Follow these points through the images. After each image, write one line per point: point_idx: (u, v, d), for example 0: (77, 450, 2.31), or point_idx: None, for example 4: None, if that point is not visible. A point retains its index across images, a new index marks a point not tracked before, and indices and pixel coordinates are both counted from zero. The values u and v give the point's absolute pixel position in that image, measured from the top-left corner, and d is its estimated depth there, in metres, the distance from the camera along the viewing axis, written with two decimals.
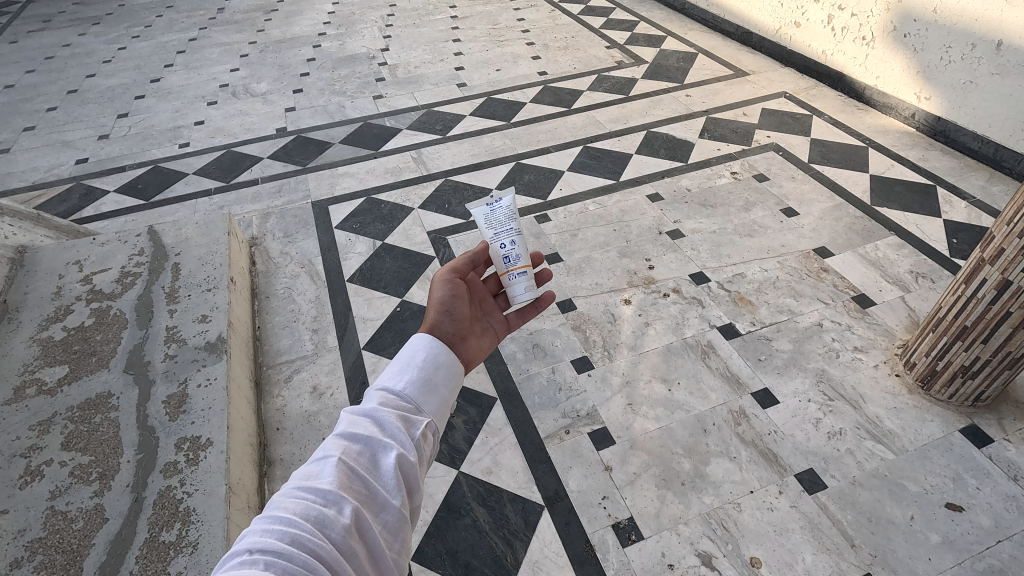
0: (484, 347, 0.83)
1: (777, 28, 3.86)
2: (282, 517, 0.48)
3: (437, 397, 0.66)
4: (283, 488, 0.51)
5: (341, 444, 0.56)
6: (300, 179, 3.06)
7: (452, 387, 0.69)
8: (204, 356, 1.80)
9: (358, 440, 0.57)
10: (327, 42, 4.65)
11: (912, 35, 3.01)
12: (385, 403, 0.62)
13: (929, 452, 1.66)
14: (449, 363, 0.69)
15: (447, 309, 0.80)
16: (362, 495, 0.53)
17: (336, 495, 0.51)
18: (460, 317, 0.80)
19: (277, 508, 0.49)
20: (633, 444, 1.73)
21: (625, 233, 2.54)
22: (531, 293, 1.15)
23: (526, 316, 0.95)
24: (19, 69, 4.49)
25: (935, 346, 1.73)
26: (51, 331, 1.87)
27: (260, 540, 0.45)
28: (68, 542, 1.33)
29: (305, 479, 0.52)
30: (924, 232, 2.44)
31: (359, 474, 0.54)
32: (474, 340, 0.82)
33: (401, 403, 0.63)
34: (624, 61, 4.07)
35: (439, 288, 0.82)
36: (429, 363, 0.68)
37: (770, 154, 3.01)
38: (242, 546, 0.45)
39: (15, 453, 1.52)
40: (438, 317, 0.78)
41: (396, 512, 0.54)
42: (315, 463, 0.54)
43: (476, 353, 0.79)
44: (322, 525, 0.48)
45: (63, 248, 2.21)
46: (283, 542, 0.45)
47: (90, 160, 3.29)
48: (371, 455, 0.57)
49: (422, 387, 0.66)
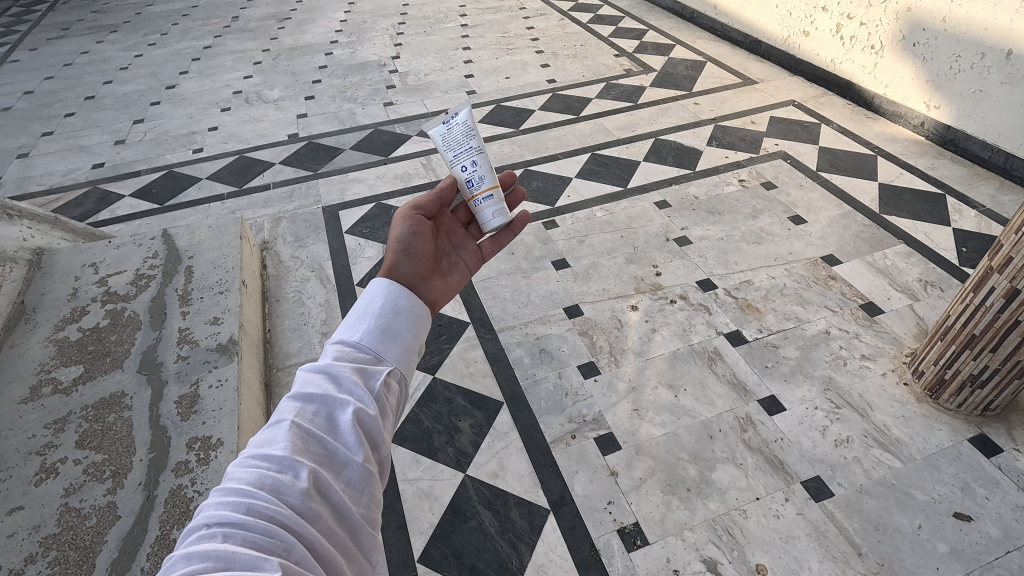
0: (450, 284, 0.85)
1: (785, 37, 3.88)
2: (237, 487, 0.48)
3: (398, 344, 0.65)
4: (238, 458, 0.51)
5: (296, 407, 0.55)
6: (311, 185, 3.10)
7: (415, 331, 0.67)
8: (215, 358, 1.83)
9: (313, 401, 0.56)
10: (339, 50, 4.72)
11: (921, 44, 3.01)
12: (341, 357, 0.61)
13: (937, 461, 1.65)
14: (410, 307, 0.68)
15: (407, 248, 0.79)
16: (320, 457, 0.53)
17: (291, 460, 0.50)
18: (420, 256, 0.80)
19: (232, 478, 0.49)
20: (639, 449, 1.73)
21: (632, 240, 2.55)
22: (501, 217, 1.12)
23: (499, 244, 0.97)
24: (39, 76, 4.58)
25: (943, 354, 1.73)
26: (66, 332, 1.91)
27: (215, 513, 0.46)
28: (81, 538, 1.36)
29: (259, 447, 0.52)
30: (933, 241, 2.44)
31: (315, 435, 0.54)
32: (438, 278, 0.83)
33: (358, 355, 0.62)
34: (632, 69, 4.10)
35: (399, 228, 0.81)
36: (387, 311, 0.66)
37: (778, 161, 3.01)
38: (199, 520, 0.45)
39: (31, 451, 1.55)
40: (397, 256, 0.78)
41: (359, 469, 0.54)
42: (270, 429, 0.53)
43: (441, 293, 0.81)
44: (279, 490, 0.48)
45: (79, 250, 2.25)
46: (239, 513, 0.46)
47: (106, 165, 3.36)
48: (328, 415, 0.56)
49: (379, 335, 0.64)
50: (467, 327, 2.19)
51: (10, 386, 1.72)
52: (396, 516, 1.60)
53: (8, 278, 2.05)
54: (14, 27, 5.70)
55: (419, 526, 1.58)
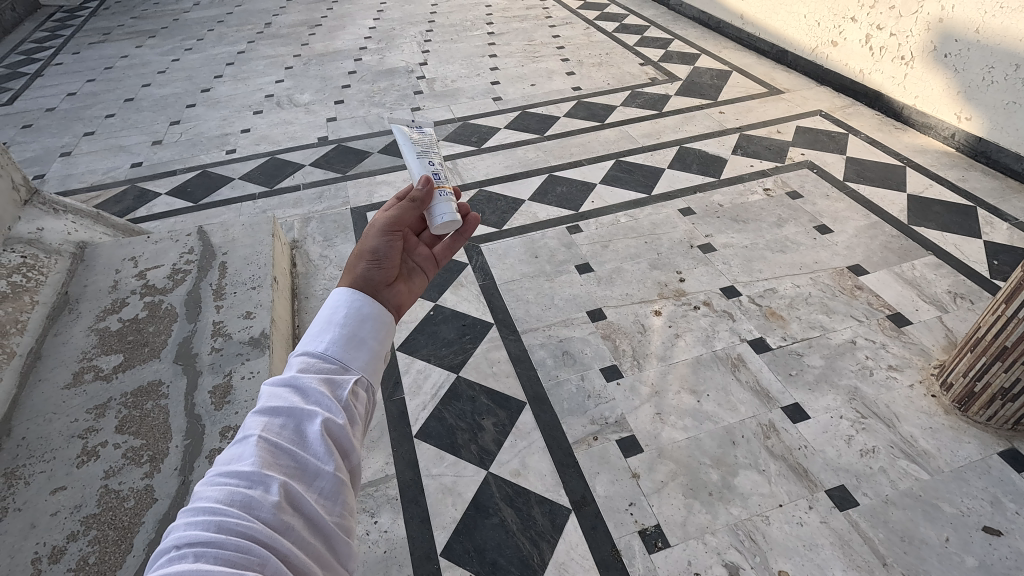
0: (415, 290, 0.79)
1: (813, 47, 3.86)
2: (205, 506, 0.48)
3: (365, 351, 0.65)
4: (205, 478, 0.51)
5: (263, 422, 0.56)
6: (339, 187, 3.17)
7: (380, 338, 0.67)
8: (247, 350, 1.89)
9: (280, 415, 0.57)
10: (368, 56, 4.82)
11: (952, 55, 2.98)
12: (306, 370, 0.62)
13: (965, 474, 1.63)
14: (374, 314, 0.67)
15: (375, 255, 0.74)
16: (290, 469, 0.54)
17: (260, 475, 0.51)
18: (389, 261, 0.75)
19: (201, 497, 0.49)
20: (661, 452, 1.74)
21: (656, 246, 2.56)
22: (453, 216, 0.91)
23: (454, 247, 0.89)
24: (81, 79, 4.76)
25: (973, 366, 1.71)
26: (108, 322, 1.99)
27: (184, 533, 0.46)
28: (120, 519, 1.41)
29: (227, 464, 0.52)
30: (962, 253, 2.41)
31: (284, 448, 0.55)
32: (403, 283, 0.77)
33: (324, 365, 0.62)
34: (657, 78, 4.12)
35: (371, 237, 0.76)
36: (351, 319, 0.66)
37: (804, 171, 3.00)
38: (168, 542, 0.46)
39: (74, 434, 1.61)
40: (363, 263, 0.73)
41: (331, 478, 0.55)
42: (237, 445, 0.54)
43: (405, 299, 0.75)
44: (250, 506, 0.49)
45: (119, 244, 2.34)
46: (209, 531, 0.46)
47: (144, 164, 3.47)
48: (296, 426, 0.57)
49: (345, 343, 0.64)
50: (491, 328, 2.21)
51: (55, 371, 1.80)
52: (419, 511, 1.63)
53: (53, 269, 2.14)
54: (59, 32, 5.94)
55: (442, 520, 1.61)
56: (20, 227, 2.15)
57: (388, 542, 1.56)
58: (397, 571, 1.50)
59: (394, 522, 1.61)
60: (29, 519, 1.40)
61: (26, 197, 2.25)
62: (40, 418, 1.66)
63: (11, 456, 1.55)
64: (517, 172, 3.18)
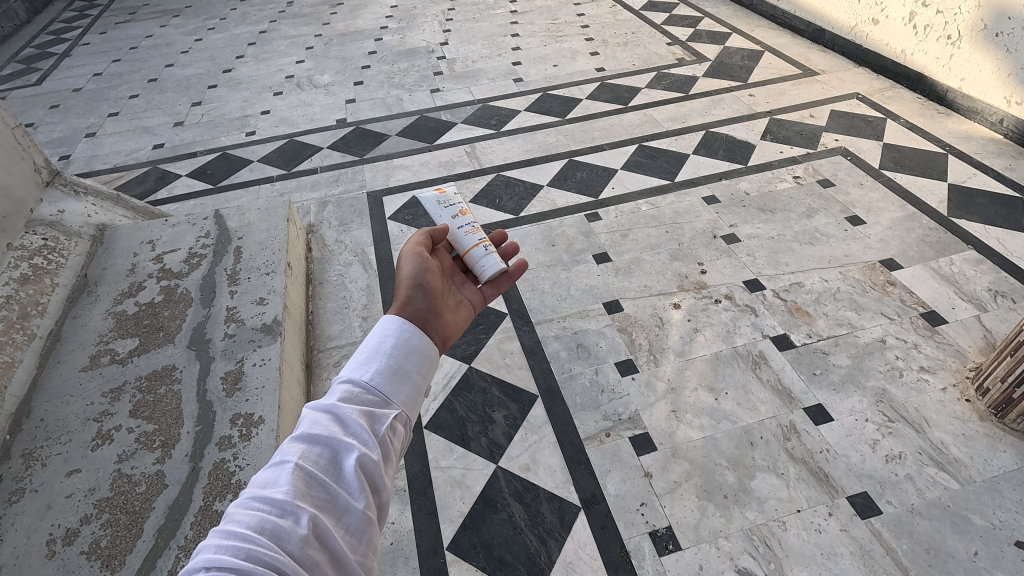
0: (461, 320, 0.81)
1: (853, 25, 3.66)
2: (237, 531, 0.47)
3: (407, 385, 0.64)
4: (238, 500, 0.50)
5: (300, 448, 0.54)
6: (357, 170, 3.15)
7: (424, 372, 0.66)
8: (259, 337, 1.89)
9: (318, 442, 0.55)
10: (389, 36, 4.75)
11: (1004, 34, 2.78)
12: (350, 398, 0.60)
13: (1000, 485, 1.54)
14: (421, 347, 0.67)
15: (420, 281, 0.76)
16: (321, 501, 0.52)
17: (292, 505, 0.49)
18: (431, 287, 0.76)
19: (232, 520, 0.48)
20: (675, 452, 1.69)
21: (677, 236, 2.48)
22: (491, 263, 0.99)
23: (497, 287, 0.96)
24: (107, 59, 4.79)
25: (1012, 372, 1.60)
26: (124, 305, 2.00)
27: (214, 556, 0.44)
28: (132, 503, 1.43)
29: (262, 487, 0.51)
30: (1006, 248, 2.27)
31: (318, 479, 0.53)
32: (449, 314, 0.79)
33: (366, 396, 0.61)
34: (685, 59, 3.97)
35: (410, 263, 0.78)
36: (398, 350, 0.65)
37: (838, 158, 2.86)
38: (198, 562, 0.44)
39: (89, 417, 1.63)
40: (408, 289, 0.75)
41: (360, 515, 0.53)
42: (273, 469, 0.52)
43: (452, 330, 0.77)
44: (279, 537, 0.47)
45: (138, 227, 2.35)
46: (238, 557, 0.44)
47: (165, 146, 3.50)
48: (331, 455, 0.55)
49: (390, 375, 0.63)
50: (505, 318, 2.18)
51: (73, 354, 1.82)
52: (427, 504, 1.62)
53: (74, 251, 2.16)
54: (87, 11, 5.98)
55: (449, 514, 1.59)
56: (42, 209, 2.18)
57: (395, 534, 1.55)
58: (402, 564, 1.48)
59: (401, 514, 1.60)
60: (45, 501, 1.43)
61: (48, 179, 2.27)
62: (58, 400, 1.68)
63: (29, 437, 1.58)
64: (536, 157, 3.10)
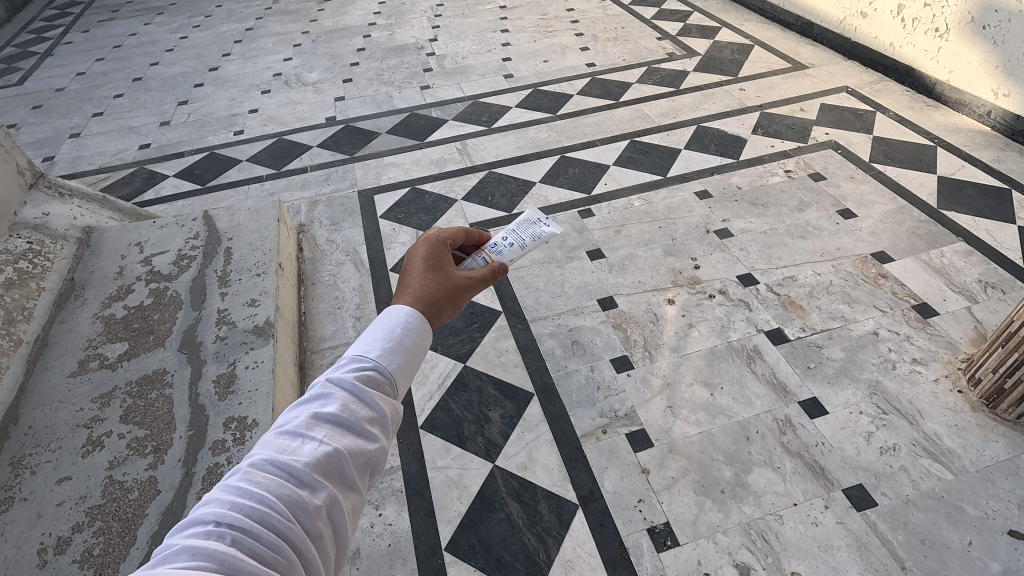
0: None
1: (842, 19, 3.67)
2: (253, 492, 0.45)
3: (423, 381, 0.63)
4: (254, 459, 0.48)
5: (324, 423, 0.53)
6: (347, 169, 3.12)
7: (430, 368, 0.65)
8: (252, 339, 1.87)
9: (343, 421, 0.54)
10: (377, 32, 4.71)
11: (991, 27, 2.80)
12: (376, 381, 0.59)
13: (992, 475, 1.56)
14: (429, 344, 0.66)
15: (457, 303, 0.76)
16: (334, 479, 0.51)
17: (310, 478, 0.48)
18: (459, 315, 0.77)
19: (249, 480, 0.46)
20: (672, 447, 1.69)
21: (670, 231, 2.48)
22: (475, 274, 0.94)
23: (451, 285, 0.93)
24: (91, 58, 4.72)
25: (1003, 362, 1.61)
26: (113, 309, 1.97)
27: (229, 514, 0.43)
28: (124, 510, 1.41)
29: (281, 452, 0.49)
30: (995, 239, 2.29)
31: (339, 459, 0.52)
32: None
33: (390, 382, 0.60)
34: (675, 53, 3.97)
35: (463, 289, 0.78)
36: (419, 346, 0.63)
37: (828, 151, 2.88)
38: (210, 515, 0.43)
39: (79, 423, 1.61)
40: (450, 308, 0.74)
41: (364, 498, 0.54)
42: (293, 436, 0.51)
43: None
44: (294, 507, 0.46)
45: (125, 229, 2.31)
46: (251, 520, 0.43)
47: (152, 146, 3.45)
48: (352, 436, 0.54)
49: (413, 369, 0.62)
50: (500, 316, 2.17)
51: (61, 359, 1.79)
52: (424, 505, 1.61)
53: (60, 255, 2.12)
54: (68, 10, 5.87)
55: (446, 514, 1.58)
56: (26, 212, 2.14)
57: (393, 536, 1.54)
58: (400, 566, 1.47)
59: (398, 515, 1.59)
60: (35, 509, 1.41)
61: (32, 181, 2.23)
62: (46, 406, 1.66)
63: (17, 445, 1.55)
64: (528, 153, 3.09)
